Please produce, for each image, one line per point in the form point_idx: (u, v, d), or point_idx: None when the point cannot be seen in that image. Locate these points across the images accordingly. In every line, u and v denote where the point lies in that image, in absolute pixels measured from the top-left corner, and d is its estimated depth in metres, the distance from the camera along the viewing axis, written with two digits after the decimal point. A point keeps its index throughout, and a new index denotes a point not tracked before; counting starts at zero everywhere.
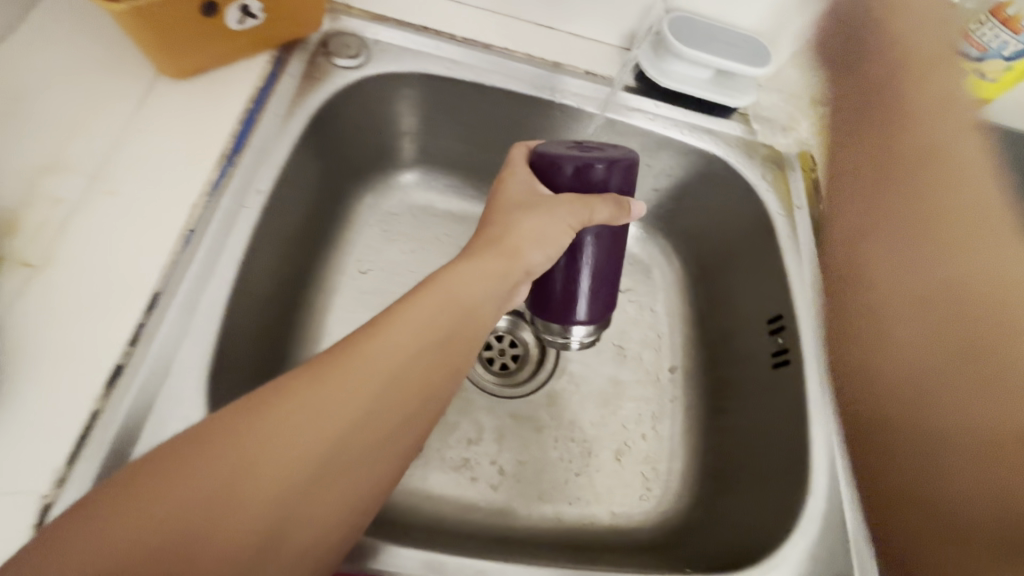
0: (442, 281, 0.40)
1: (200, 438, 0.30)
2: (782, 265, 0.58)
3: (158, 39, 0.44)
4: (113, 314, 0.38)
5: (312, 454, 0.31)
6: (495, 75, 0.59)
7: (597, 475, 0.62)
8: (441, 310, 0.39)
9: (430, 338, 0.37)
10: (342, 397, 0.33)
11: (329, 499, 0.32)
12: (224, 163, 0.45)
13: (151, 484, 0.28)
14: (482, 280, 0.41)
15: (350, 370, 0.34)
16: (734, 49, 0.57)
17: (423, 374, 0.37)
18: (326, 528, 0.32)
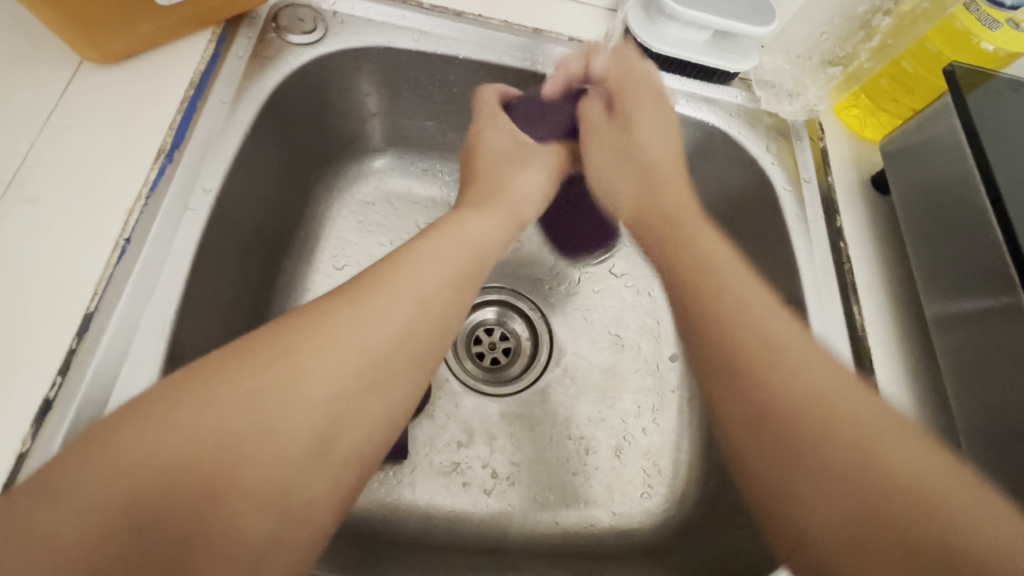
0: (450, 231, 0.41)
1: (185, 398, 0.27)
2: (789, 245, 0.52)
3: (72, 20, 0.38)
4: (42, 340, 0.34)
5: (321, 396, 0.29)
6: (468, 45, 0.53)
7: (595, 475, 0.59)
8: (455, 256, 0.39)
9: (448, 275, 0.38)
10: (365, 322, 0.32)
11: (356, 426, 0.30)
12: (164, 159, 0.40)
13: (172, 411, 0.26)
14: (484, 226, 0.43)
15: (368, 300, 0.33)
16: (734, 7, 0.51)
17: (440, 308, 0.36)
18: (353, 464, 0.30)
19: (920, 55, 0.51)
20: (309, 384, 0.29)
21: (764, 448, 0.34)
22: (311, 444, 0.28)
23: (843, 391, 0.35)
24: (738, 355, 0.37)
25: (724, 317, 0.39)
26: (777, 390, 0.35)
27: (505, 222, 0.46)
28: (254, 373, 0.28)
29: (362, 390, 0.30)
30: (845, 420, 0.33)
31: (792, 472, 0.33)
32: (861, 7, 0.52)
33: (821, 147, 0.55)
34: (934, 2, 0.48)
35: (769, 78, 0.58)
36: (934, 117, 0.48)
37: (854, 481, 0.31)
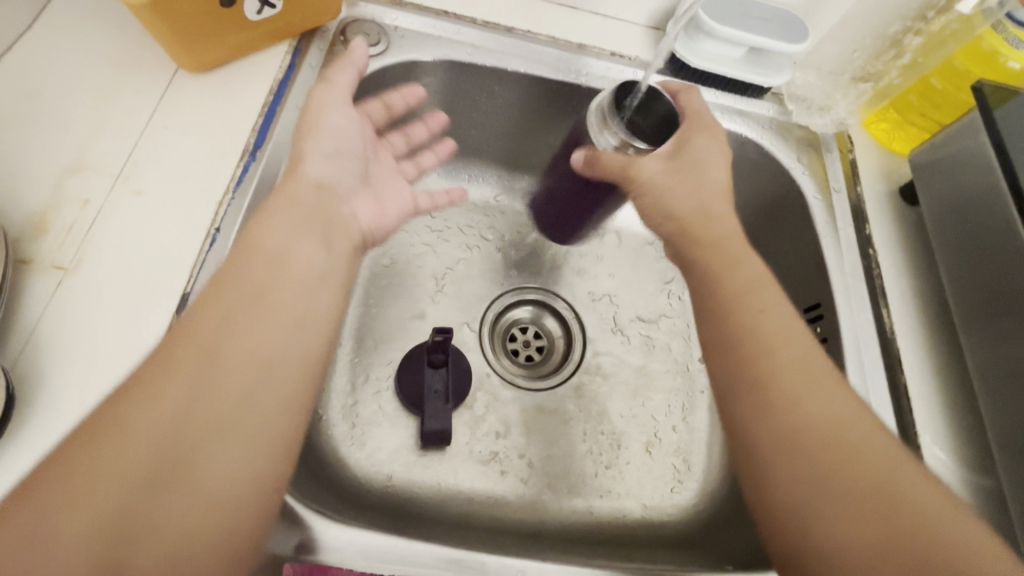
0: (259, 248, 0.38)
1: (44, 465, 0.30)
2: (819, 250, 0.54)
3: (177, 33, 0.43)
4: (146, 315, 0.38)
5: (148, 437, 0.30)
6: (516, 59, 0.57)
7: (627, 468, 0.61)
8: (264, 281, 0.37)
9: (223, 319, 0.35)
10: (171, 387, 0.32)
11: (190, 478, 0.31)
12: (248, 158, 0.44)
13: (20, 498, 0.28)
14: (296, 222, 0.39)
15: (181, 351, 0.33)
16: (769, 26, 0.55)
17: (269, 346, 0.35)
18: (209, 493, 0.31)
19: (947, 73, 0.53)
20: (115, 461, 0.30)
21: (756, 427, 0.37)
22: (138, 495, 0.29)
23: (869, 439, 0.36)
24: (777, 373, 0.38)
25: (765, 338, 0.40)
26: (777, 366, 0.38)
27: (320, 199, 0.42)
28: (72, 450, 0.30)
29: (192, 434, 0.31)
30: (868, 458, 0.35)
31: (783, 451, 0.36)
32: (892, 27, 0.55)
33: (850, 159, 0.58)
34: (963, 23, 0.51)
35: (801, 93, 0.61)
36: (962, 134, 0.50)
37: (831, 465, 0.35)
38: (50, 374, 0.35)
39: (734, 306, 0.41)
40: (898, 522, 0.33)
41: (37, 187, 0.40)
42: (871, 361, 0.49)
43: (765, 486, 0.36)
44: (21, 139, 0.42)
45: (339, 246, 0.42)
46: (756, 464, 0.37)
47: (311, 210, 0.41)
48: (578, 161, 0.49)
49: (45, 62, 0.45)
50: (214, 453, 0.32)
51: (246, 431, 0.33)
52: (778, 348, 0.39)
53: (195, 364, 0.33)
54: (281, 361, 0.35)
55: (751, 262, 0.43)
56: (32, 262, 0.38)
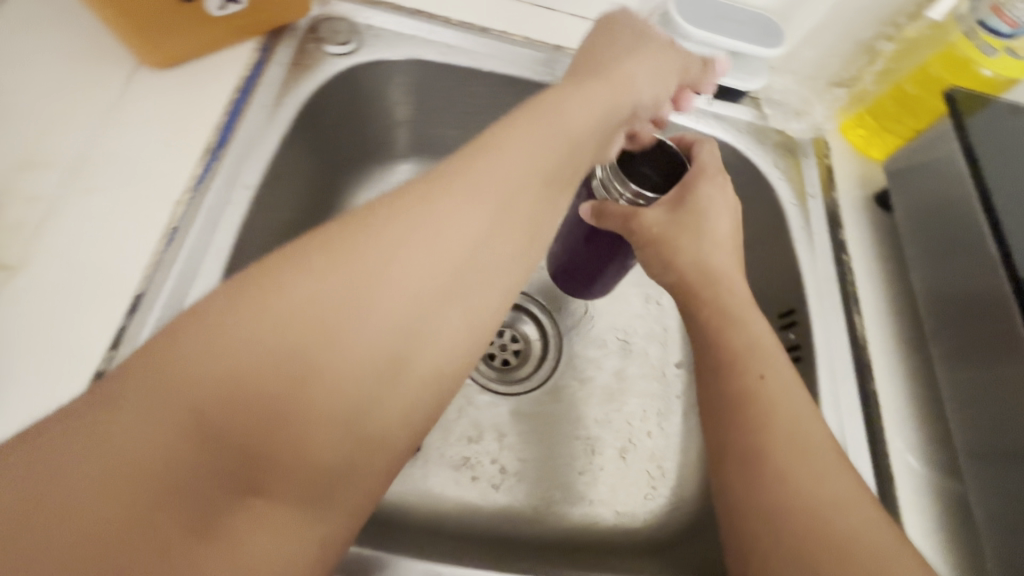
0: (465, 172, 0.31)
1: (181, 383, 0.23)
2: (793, 256, 0.54)
3: (137, 28, 0.42)
4: (96, 315, 0.37)
5: (345, 394, 0.26)
6: (491, 59, 0.56)
7: (601, 474, 0.60)
8: (486, 231, 0.31)
9: (435, 255, 0.29)
10: (362, 320, 0.26)
11: (351, 453, 0.26)
12: (210, 157, 0.43)
13: (154, 419, 0.22)
14: (526, 158, 0.33)
15: (359, 285, 0.27)
16: (745, 30, 0.54)
17: (454, 314, 0.30)
18: (371, 471, 0.27)
19: (923, 79, 0.53)
20: (262, 391, 0.24)
21: (741, 488, 0.34)
22: (307, 464, 0.25)
23: (859, 499, 0.33)
24: (772, 411, 0.36)
25: (738, 347, 0.39)
26: (769, 414, 0.36)
27: (599, 123, 0.38)
28: (245, 379, 0.24)
29: (374, 403, 0.27)
30: (865, 541, 0.31)
31: (769, 521, 0.32)
32: (866, 34, 0.55)
33: (827, 165, 0.58)
34: (935, 30, 0.51)
35: (778, 98, 0.60)
36: (936, 141, 0.50)
37: (823, 550, 0.31)
38: None
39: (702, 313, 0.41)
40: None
41: None
42: (842, 368, 0.49)
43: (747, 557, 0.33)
44: None
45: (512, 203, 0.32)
46: (739, 536, 0.33)
47: (606, 108, 0.38)
48: (587, 212, 0.46)
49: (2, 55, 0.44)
50: (377, 415, 0.27)
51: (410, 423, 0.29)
52: (774, 399, 0.36)
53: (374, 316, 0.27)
54: (458, 331, 0.30)
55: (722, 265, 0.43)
56: None
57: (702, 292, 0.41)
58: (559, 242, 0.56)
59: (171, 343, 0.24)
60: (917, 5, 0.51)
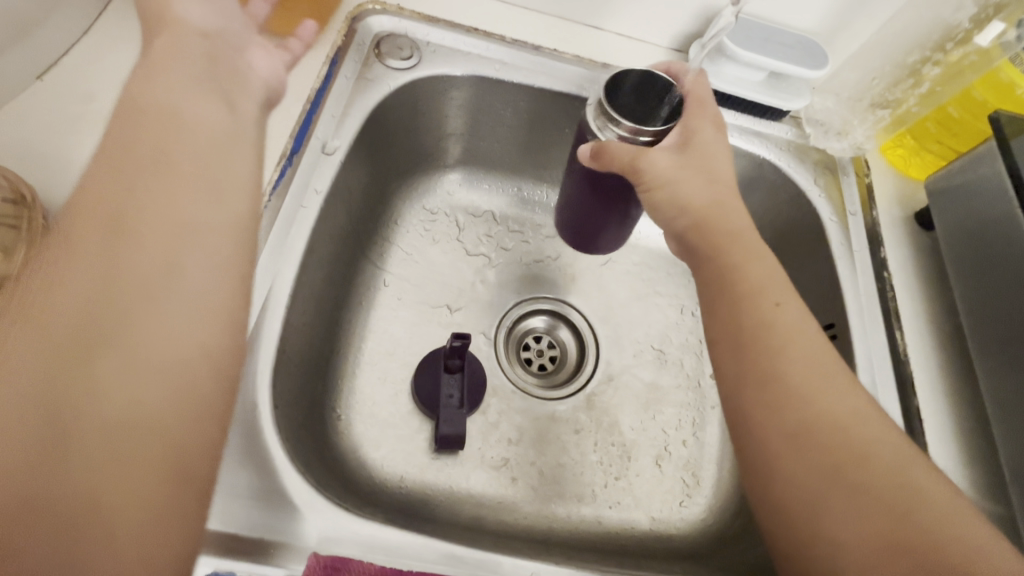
0: (142, 107, 0.31)
1: None
2: (834, 272, 0.55)
3: None
4: None
5: (67, 323, 0.25)
6: (541, 76, 0.59)
7: (636, 480, 0.62)
8: (166, 131, 0.30)
9: (127, 178, 0.28)
10: (108, 226, 0.27)
11: (118, 368, 0.25)
12: (285, 163, 0.46)
13: None
14: (172, 80, 0.32)
15: (62, 236, 0.27)
16: (790, 51, 0.56)
17: (184, 200, 0.29)
18: (164, 375, 0.26)
19: (965, 101, 0.53)
20: (26, 348, 0.24)
21: (758, 419, 0.39)
22: (63, 396, 0.24)
23: (873, 437, 0.37)
24: (790, 372, 0.39)
25: (772, 334, 0.40)
26: (788, 364, 0.39)
27: (210, 45, 0.35)
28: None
29: (114, 311, 0.25)
30: (870, 454, 0.37)
31: (786, 443, 0.37)
32: (911, 57, 0.56)
33: (867, 184, 0.59)
34: (982, 56, 0.51)
35: (820, 117, 0.62)
36: (979, 161, 0.50)
37: (833, 458, 0.36)
38: None
39: (749, 320, 0.41)
40: (893, 513, 0.34)
41: None
42: (883, 383, 0.50)
43: (771, 481, 0.38)
44: (72, 138, 0.44)
45: (245, 107, 0.35)
46: (765, 468, 0.38)
47: (201, 48, 0.35)
48: (584, 153, 0.46)
49: (95, 69, 0.47)
50: (163, 307, 0.27)
51: (185, 314, 0.27)
52: (785, 357, 0.40)
53: (103, 237, 0.27)
54: (205, 213, 0.30)
55: (765, 269, 0.43)
56: None
57: (747, 297, 0.42)
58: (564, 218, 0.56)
59: None
60: (966, 31, 0.52)
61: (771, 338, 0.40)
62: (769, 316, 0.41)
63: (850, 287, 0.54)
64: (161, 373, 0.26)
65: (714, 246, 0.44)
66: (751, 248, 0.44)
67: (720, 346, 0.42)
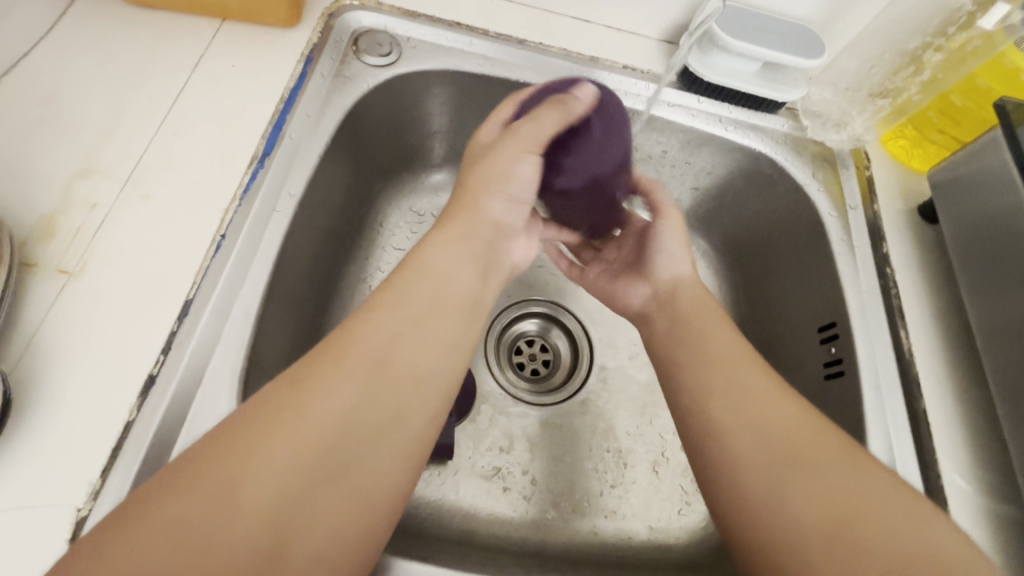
0: (425, 269, 0.38)
1: (256, 446, 0.29)
2: (834, 269, 0.53)
3: None
4: (147, 321, 0.38)
5: (349, 397, 0.31)
6: (528, 71, 0.56)
7: (633, 488, 0.60)
8: (434, 295, 0.37)
9: (419, 325, 0.35)
10: (399, 341, 0.34)
11: (348, 472, 0.30)
12: (256, 166, 0.44)
13: (191, 478, 0.28)
14: (459, 254, 0.39)
15: (356, 337, 0.34)
16: (785, 40, 0.54)
17: (417, 349, 0.35)
18: (371, 484, 0.31)
19: (969, 90, 0.51)
20: (317, 420, 0.30)
21: (701, 404, 0.40)
22: (316, 474, 0.29)
23: (824, 439, 0.37)
24: (741, 379, 0.40)
25: (710, 342, 0.43)
26: (738, 366, 0.41)
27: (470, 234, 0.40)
28: (245, 435, 0.29)
29: (369, 427, 0.31)
30: (824, 461, 0.35)
31: (727, 430, 0.38)
32: (911, 44, 0.54)
33: (868, 177, 0.56)
34: (986, 40, 0.49)
35: (817, 108, 0.59)
36: (984, 151, 0.48)
37: (785, 456, 0.36)
38: (46, 381, 0.35)
39: (700, 342, 0.44)
40: (844, 513, 0.33)
41: (48, 189, 0.40)
42: (886, 385, 0.48)
43: (718, 469, 0.37)
44: (31, 142, 0.42)
45: (489, 276, 0.41)
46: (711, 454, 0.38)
47: (473, 245, 0.40)
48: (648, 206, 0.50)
49: (58, 70, 0.45)
50: (388, 436, 0.32)
51: (403, 439, 0.33)
52: (736, 363, 0.41)
53: (368, 365, 0.33)
54: (444, 364, 0.35)
55: (719, 312, 0.46)
56: (37, 265, 0.38)
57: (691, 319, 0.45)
58: (605, 149, 0.40)
59: (254, 430, 0.29)
60: (969, 14, 0.49)
61: (717, 358, 0.42)
62: (719, 332, 0.44)
63: (852, 285, 0.52)
64: (355, 491, 0.30)
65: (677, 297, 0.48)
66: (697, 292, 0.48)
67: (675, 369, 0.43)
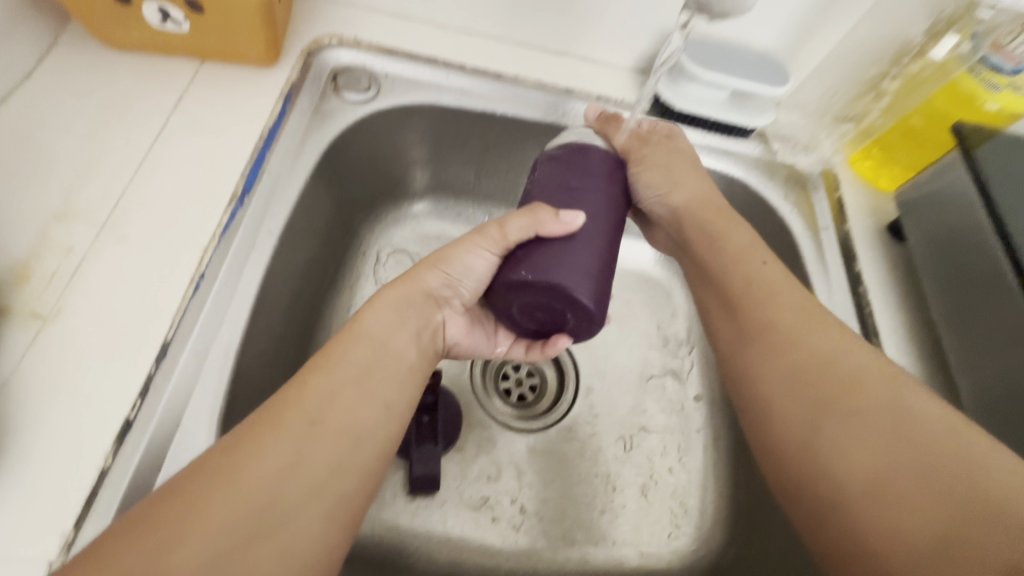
0: (357, 335, 0.38)
1: (188, 510, 0.28)
2: (809, 289, 0.54)
3: (85, 12, 0.46)
4: (123, 365, 0.37)
5: (281, 459, 0.31)
6: (504, 102, 0.58)
7: (622, 513, 0.59)
8: (368, 361, 0.37)
9: (356, 385, 0.36)
10: (334, 402, 0.35)
11: (280, 533, 0.30)
12: (235, 205, 0.45)
13: (121, 542, 0.27)
14: (393, 322, 0.40)
15: (290, 399, 0.34)
16: (753, 70, 0.56)
17: (353, 410, 0.35)
18: (304, 543, 0.31)
19: (929, 113, 0.52)
20: (252, 482, 0.30)
21: (742, 363, 0.43)
22: (250, 535, 0.29)
23: (871, 378, 0.37)
24: (780, 324, 0.42)
25: (761, 289, 0.44)
26: (783, 311, 0.42)
27: (411, 299, 0.42)
28: (179, 498, 0.29)
29: (303, 485, 0.31)
30: (876, 392, 0.37)
31: (770, 382, 0.40)
32: (871, 71, 0.54)
33: (837, 198, 0.58)
34: (938, 69, 0.51)
35: (787, 132, 0.61)
36: (945, 170, 0.50)
37: (828, 397, 0.38)
38: (18, 430, 0.34)
39: (741, 288, 0.44)
40: (898, 440, 0.34)
41: (24, 233, 0.40)
42: None
43: (767, 421, 0.40)
44: (9, 187, 0.42)
45: (425, 340, 0.42)
46: (758, 405, 0.41)
47: (408, 309, 0.41)
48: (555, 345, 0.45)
49: (37, 114, 0.46)
50: (322, 495, 0.32)
51: (335, 499, 0.32)
52: (781, 309, 0.42)
53: (301, 427, 0.33)
54: (378, 426, 0.36)
55: (747, 245, 0.46)
56: (11, 312, 0.38)
57: (734, 256, 0.46)
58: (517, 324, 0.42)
59: (184, 494, 0.29)
60: (920, 45, 0.51)
61: (756, 299, 0.43)
62: (766, 278, 0.44)
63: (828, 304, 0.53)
64: (287, 552, 0.30)
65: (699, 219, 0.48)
66: (731, 219, 0.48)
67: (717, 315, 0.46)
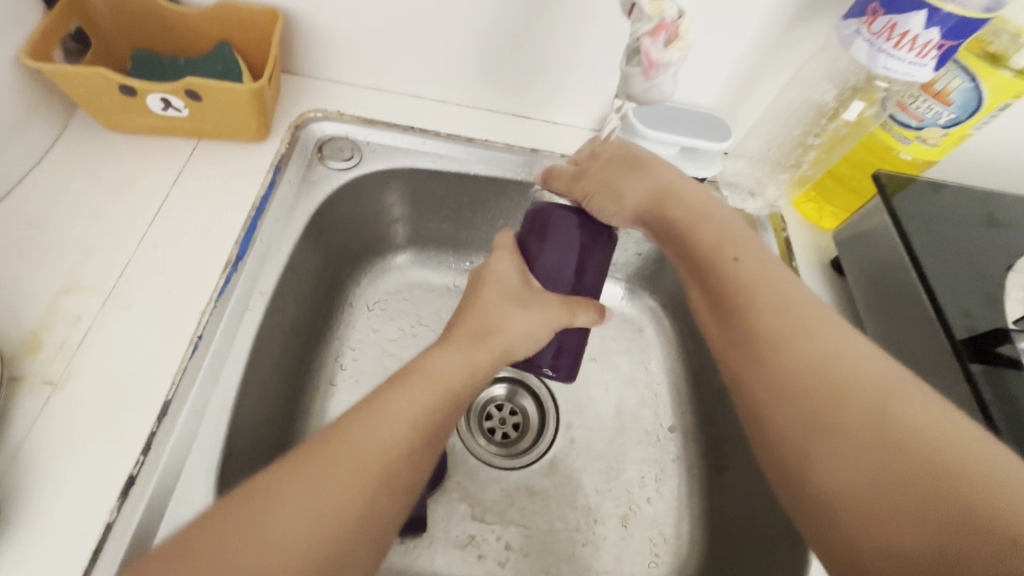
0: (425, 376, 0.40)
1: (261, 535, 0.30)
2: None
3: (88, 102, 0.51)
4: (127, 424, 0.41)
5: (350, 498, 0.32)
6: (476, 164, 0.64)
7: (604, 544, 0.62)
8: (427, 403, 0.38)
9: (416, 429, 0.37)
10: (395, 443, 0.35)
11: (341, 573, 0.31)
12: (230, 270, 0.49)
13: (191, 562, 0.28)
14: (455, 362, 0.41)
15: (362, 436, 0.35)
16: (696, 127, 0.61)
17: (411, 454, 0.36)
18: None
19: (852, 162, 0.61)
20: (321, 522, 0.31)
21: (728, 365, 0.39)
22: (317, 573, 0.30)
23: (870, 383, 0.33)
24: (766, 329, 0.37)
25: (746, 278, 0.39)
26: (763, 301, 0.38)
27: (474, 348, 0.43)
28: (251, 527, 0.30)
29: (364, 529, 0.32)
30: (877, 396, 0.33)
31: (763, 385, 0.36)
32: (796, 130, 0.62)
33: (784, 237, 0.62)
34: (855, 126, 0.58)
35: (733, 179, 0.65)
36: (871, 212, 0.56)
37: (822, 409, 0.34)
38: (30, 490, 0.37)
39: (732, 278, 0.40)
40: (903, 457, 0.31)
41: (33, 306, 0.44)
42: None
43: (760, 429, 0.36)
44: (22, 262, 0.46)
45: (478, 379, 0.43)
46: (751, 413, 0.37)
47: (473, 353, 0.42)
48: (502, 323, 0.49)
49: (48, 195, 0.50)
50: (376, 538, 0.33)
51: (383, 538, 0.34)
52: (763, 299, 0.38)
53: (369, 467, 0.34)
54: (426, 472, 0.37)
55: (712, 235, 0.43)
56: (23, 379, 0.41)
57: (709, 254, 0.42)
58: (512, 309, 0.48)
59: (258, 519, 0.30)
60: (834, 109, 0.58)
61: (740, 293, 0.39)
62: (756, 257, 0.40)
63: None
64: None
65: (663, 216, 0.46)
66: (697, 208, 0.44)
67: (693, 287, 0.43)
